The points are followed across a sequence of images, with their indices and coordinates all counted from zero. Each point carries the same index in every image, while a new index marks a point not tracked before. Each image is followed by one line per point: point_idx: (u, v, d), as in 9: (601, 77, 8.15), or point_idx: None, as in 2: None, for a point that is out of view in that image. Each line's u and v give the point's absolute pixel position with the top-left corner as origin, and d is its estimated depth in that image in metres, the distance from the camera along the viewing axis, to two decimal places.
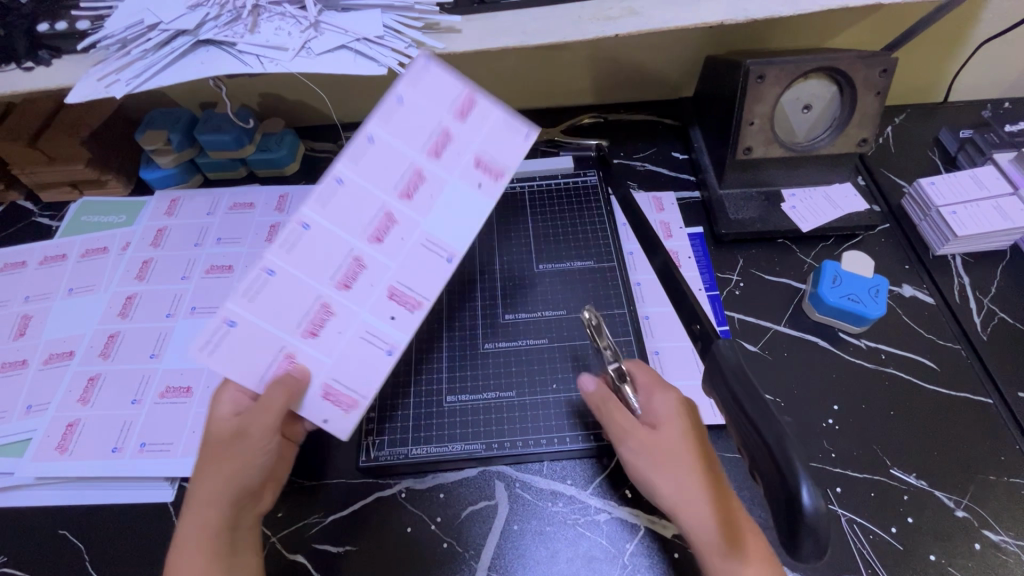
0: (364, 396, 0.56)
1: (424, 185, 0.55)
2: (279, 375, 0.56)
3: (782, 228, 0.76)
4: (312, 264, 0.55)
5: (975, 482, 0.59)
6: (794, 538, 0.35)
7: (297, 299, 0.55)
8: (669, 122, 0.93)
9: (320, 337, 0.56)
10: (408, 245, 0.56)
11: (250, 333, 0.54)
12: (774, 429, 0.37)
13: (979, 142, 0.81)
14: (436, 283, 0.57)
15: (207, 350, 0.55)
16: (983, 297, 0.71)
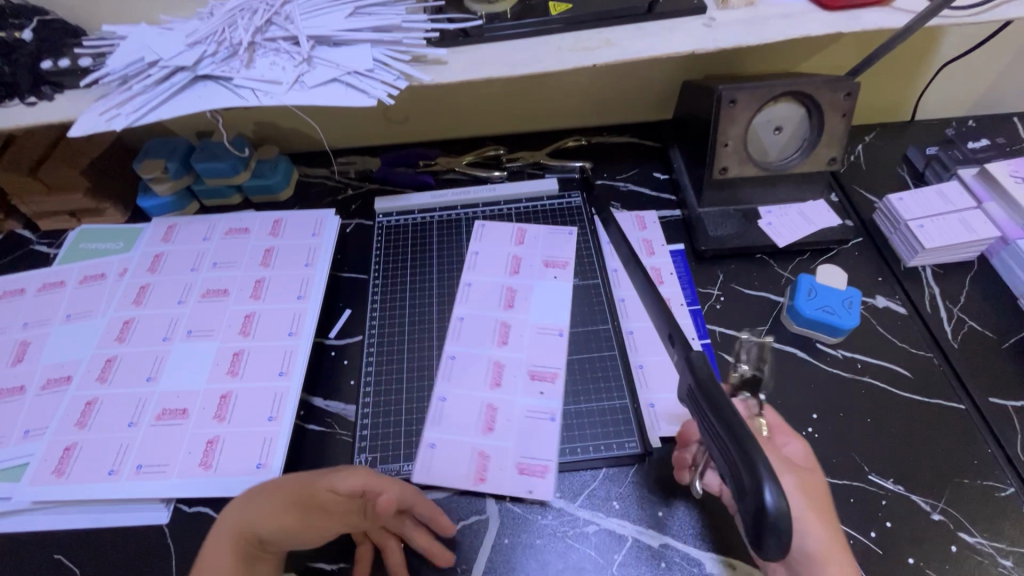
0: (547, 459, 0.63)
1: (518, 293, 0.76)
2: (481, 469, 0.63)
3: (759, 244, 0.79)
4: (469, 379, 0.69)
5: (950, 486, 0.61)
6: (759, 535, 0.37)
7: (469, 409, 0.66)
8: (650, 144, 0.96)
9: (496, 430, 0.65)
10: (527, 336, 0.72)
11: (449, 445, 0.64)
12: (738, 432, 0.40)
13: (944, 158, 0.85)
14: (561, 355, 0.70)
15: (424, 470, 0.63)
16: (953, 306, 0.74)
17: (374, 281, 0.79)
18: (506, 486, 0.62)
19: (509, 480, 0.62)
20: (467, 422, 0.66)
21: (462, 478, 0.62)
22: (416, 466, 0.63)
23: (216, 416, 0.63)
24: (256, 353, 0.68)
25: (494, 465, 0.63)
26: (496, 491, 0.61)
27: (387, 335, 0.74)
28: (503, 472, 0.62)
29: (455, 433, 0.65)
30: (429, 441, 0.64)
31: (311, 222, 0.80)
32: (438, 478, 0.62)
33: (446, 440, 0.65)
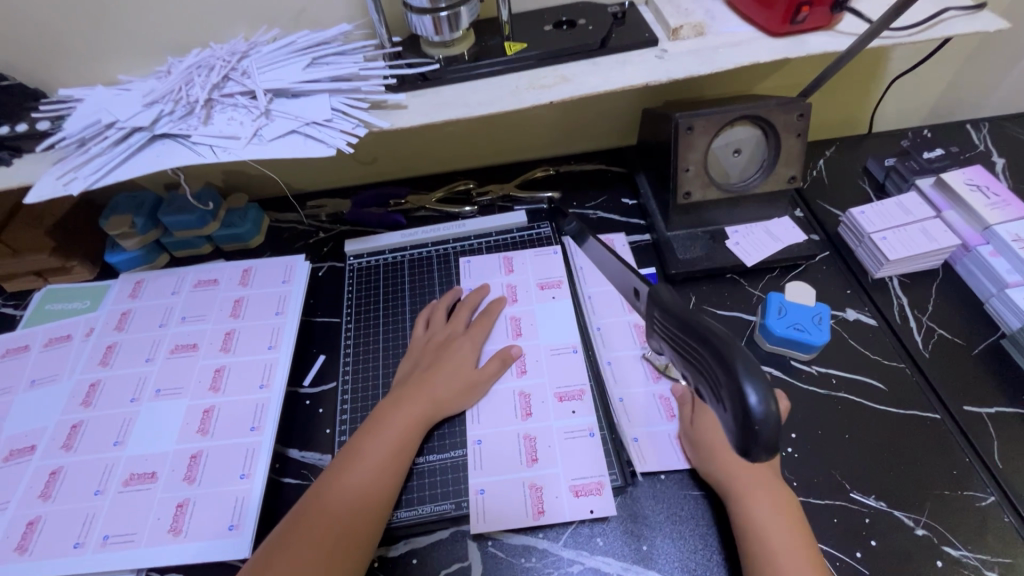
0: (600, 474, 0.63)
1: (522, 321, 0.76)
2: (535, 503, 0.62)
3: (728, 264, 0.80)
4: (499, 416, 0.68)
5: (932, 498, 0.61)
6: (731, 398, 0.34)
7: (507, 447, 0.65)
8: (617, 170, 0.98)
9: (540, 460, 0.64)
10: (544, 361, 0.72)
11: (499, 486, 0.63)
12: (715, 340, 0.36)
13: (902, 169, 0.87)
14: (580, 370, 0.71)
15: (479, 519, 0.61)
16: (921, 315, 0.75)
17: (347, 326, 0.78)
18: (566, 513, 0.61)
19: (568, 505, 0.61)
20: (509, 460, 0.65)
21: (522, 517, 0.61)
22: (472, 514, 0.61)
23: (186, 477, 0.61)
24: (227, 408, 0.66)
25: (549, 495, 0.62)
26: (559, 519, 0.60)
27: (360, 381, 0.73)
28: (560, 499, 0.61)
29: (502, 474, 0.64)
30: (478, 488, 0.63)
31: (281, 270, 0.80)
32: (501, 521, 0.61)
33: (493, 482, 0.63)
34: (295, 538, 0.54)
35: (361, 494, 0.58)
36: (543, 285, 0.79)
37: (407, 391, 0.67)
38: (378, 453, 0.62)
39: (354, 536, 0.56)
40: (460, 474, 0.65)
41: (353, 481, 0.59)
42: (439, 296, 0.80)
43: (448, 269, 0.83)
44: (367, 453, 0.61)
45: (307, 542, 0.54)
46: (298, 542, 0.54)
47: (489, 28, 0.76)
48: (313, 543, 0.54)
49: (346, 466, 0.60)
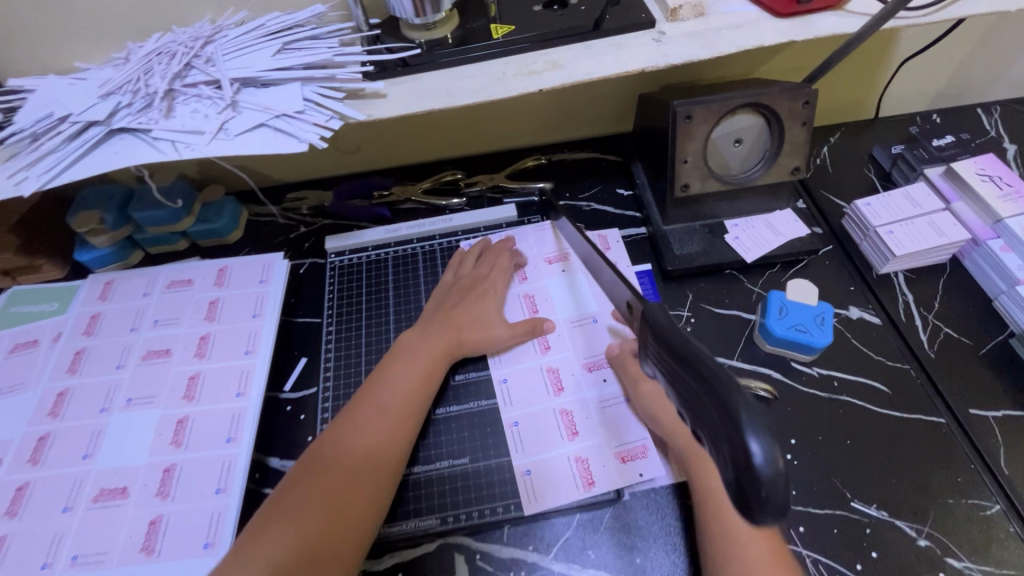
0: (641, 438, 0.62)
1: (539, 298, 0.74)
2: (587, 476, 0.61)
3: (727, 260, 0.76)
4: (529, 396, 0.67)
5: (935, 507, 0.59)
6: (731, 452, 0.32)
7: (544, 424, 0.64)
8: (612, 158, 0.93)
9: (581, 433, 0.63)
10: (568, 335, 0.71)
11: (546, 464, 0.62)
12: (715, 381, 0.33)
13: (909, 158, 0.83)
14: (603, 340, 0.70)
15: (534, 502, 0.60)
16: (927, 313, 0.72)
17: (327, 330, 0.74)
18: (617, 480, 0.60)
19: (617, 472, 0.60)
20: (548, 437, 0.64)
21: (571, 491, 0.60)
22: (523, 496, 0.60)
23: (158, 493, 0.58)
24: (202, 418, 0.63)
25: (596, 466, 0.61)
26: (610, 487, 0.60)
27: (342, 392, 0.69)
28: (607, 466, 0.61)
29: (544, 450, 0.63)
30: (524, 467, 0.62)
31: (258, 269, 0.76)
32: (556, 500, 0.60)
33: (538, 461, 0.62)
34: (312, 476, 0.55)
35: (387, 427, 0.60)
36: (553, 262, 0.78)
37: (423, 337, 0.68)
38: (391, 397, 0.62)
39: (372, 474, 0.57)
40: (501, 458, 0.63)
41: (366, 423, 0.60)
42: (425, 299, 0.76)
43: (435, 268, 0.79)
44: (379, 396, 0.62)
45: (324, 480, 0.55)
46: (316, 480, 0.55)
47: (474, 9, 0.71)
48: (328, 482, 0.55)
49: (358, 411, 0.61)
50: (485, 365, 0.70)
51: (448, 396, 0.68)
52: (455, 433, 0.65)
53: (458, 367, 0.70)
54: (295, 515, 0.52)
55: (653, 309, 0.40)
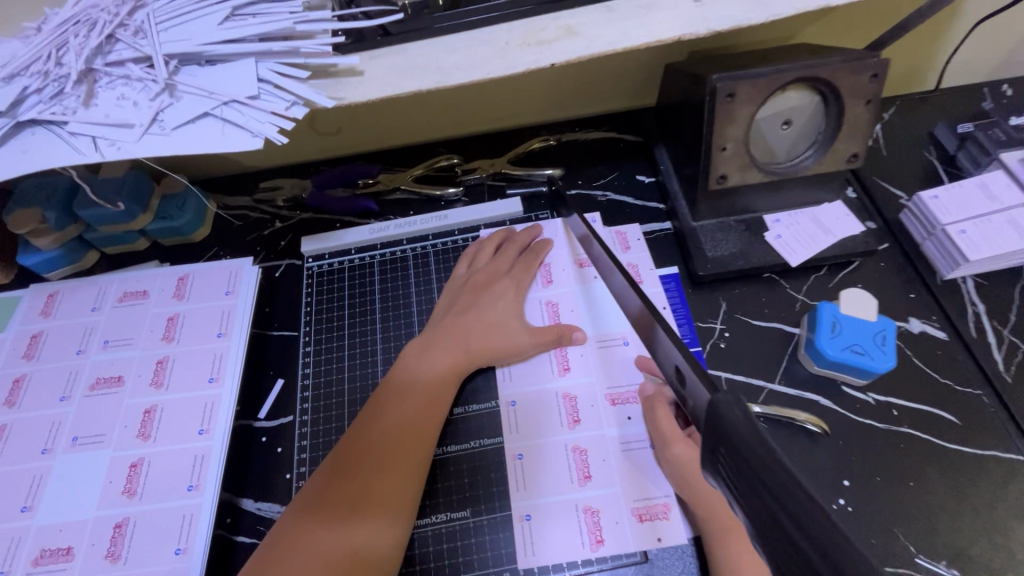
0: (664, 495, 0.53)
1: (561, 306, 0.64)
2: (594, 532, 0.52)
3: (767, 263, 0.66)
4: (539, 426, 0.57)
5: (1015, 566, 0.50)
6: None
7: (555, 461, 0.55)
8: (630, 139, 0.81)
9: (595, 477, 0.54)
10: (590, 357, 0.60)
11: (551, 510, 0.53)
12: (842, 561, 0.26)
13: (982, 139, 0.71)
14: (630, 367, 0.59)
15: (528, 552, 0.52)
16: (1001, 327, 0.62)
17: (304, 352, 0.64)
18: (629, 543, 0.51)
19: (632, 534, 0.51)
20: (557, 479, 0.54)
21: (577, 548, 0.51)
22: (517, 546, 0.52)
23: (108, 554, 0.50)
24: (159, 462, 0.55)
25: (608, 520, 0.52)
26: (621, 550, 0.51)
27: (322, 427, 0.60)
28: (621, 526, 0.52)
29: (550, 494, 0.54)
30: (525, 513, 0.53)
31: (224, 278, 0.66)
32: (556, 555, 0.51)
33: (542, 508, 0.53)
34: (339, 474, 0.51)
35: (397, 446, 0.52)
36: (583, 263, 0.66)
37: (442, 324, 0.62)
38: (417, 385, 0.57)
39: (402, 471, 0.52)
40: (497, 510, 0.54)
41: (393, 414, 0.55)
42: (416, 316, 0.65)
43: (428, 275, 0.68)
44: (403, 384, 0.57)
45: (354, 476, 0.51)
46: (347, 477, 0.51)
47: None
48: (358, 479, 0.51)
49: (384, 400, 0.56)
50: (494, 392, 0.60)
51: (445, 431, 0.58)
52: (456, 477, 0.56)
53: (457, 397, 0.60)
54: (328, 518, 0.49)
55: (728, 405, 0.31)
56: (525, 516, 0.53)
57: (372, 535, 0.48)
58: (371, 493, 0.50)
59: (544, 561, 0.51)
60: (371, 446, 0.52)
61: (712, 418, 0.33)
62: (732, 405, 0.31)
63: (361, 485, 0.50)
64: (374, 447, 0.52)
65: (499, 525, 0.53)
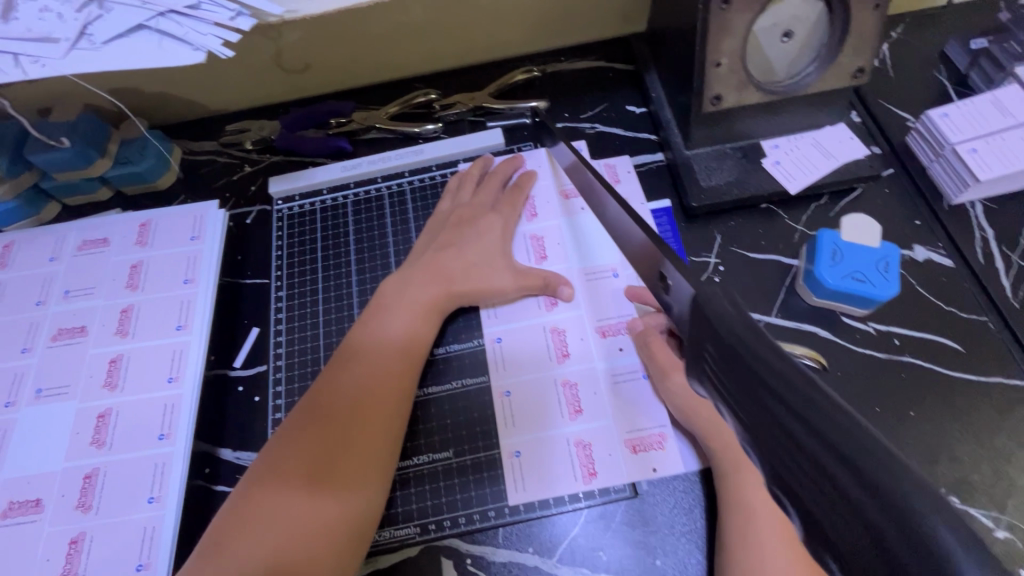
0: (658, 425, 0.51)
1: (546, 239, 0.61)
2: (585, 465, 0.50)
3: (764, 191, 0.62)
4: (527, 360, 0.55)
5: (1016, 493, 0.49)
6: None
7: (544, 395, 0.53)
8: (620, 67, 0.76)
9: (586, 411, 0.52)
10: (578, 289, 0.58)
11: (542, 444, 0.51)
12: (856, 448, 0.21)
13: (997, 54, 0.66)
14: (620, 299, 0.57)
15: (518, 488, 0.50)
16: (1010, 252, 0.58)
17: (277, 297, 0.61)
18: (622, 474, 0.50)
19: (625, 465, 0.50)
20: (547, 413, 0.52)
21: (569, 481, 0.50)
22: (508, 483, 0.51)
23: (79, 505, 0.48)
24: (127, 412, 0.52)
25: (600, 452, 0.51)
26: (614, 482, 0.50)
27: (298, 371, 0.57)
28: (614, 457, 0.50)
29: (539, 430, 0.52)
30: (515, 450, 0.52)
31: (188, 223, 0.62)
32: (546, 489, 0.50)
33: (532, 443, 0.52)
34: (301, 440, 0.47)
35: (366, 394, 0.50)
36: (567, 194, 0.62)
37: (409, 280, 0.57)
38: (384, 344, 0.53)
39: (370, 436, 0.48)
40: (484, 448, 0.52)
41: (358, 374, 0.51)
42: (393, 256, 0.62)
43: (404, 213, 0.64)
44: (370, 343, 0.53)
45: (316, 442, 0.47)
46: (308, 443, 0.47)
47: None
48: (322, 445, 0.47)
49: (348, 360, 0.52)
50: (478, 330, 0.57)
51: (425, 372, 0.56)
52: (440, 417, 0.54)
53: (438, 338, 0.57)
54: (294, 458, 0.46)
55: (717, 304, 0.29)
56: (513, 454, 0.51)
57: (338, 504, 0.45)
58: (337, 459, 0.47)
59: (534, 496, 0.50)
60: (340, 392, 0.50)
61: (697, 320, 0.30)
62: (723, 304, 0.29)
63: (325, 449, 0.47)
64: (341, 395, 0.49)
65: (489, 464, 0.51)
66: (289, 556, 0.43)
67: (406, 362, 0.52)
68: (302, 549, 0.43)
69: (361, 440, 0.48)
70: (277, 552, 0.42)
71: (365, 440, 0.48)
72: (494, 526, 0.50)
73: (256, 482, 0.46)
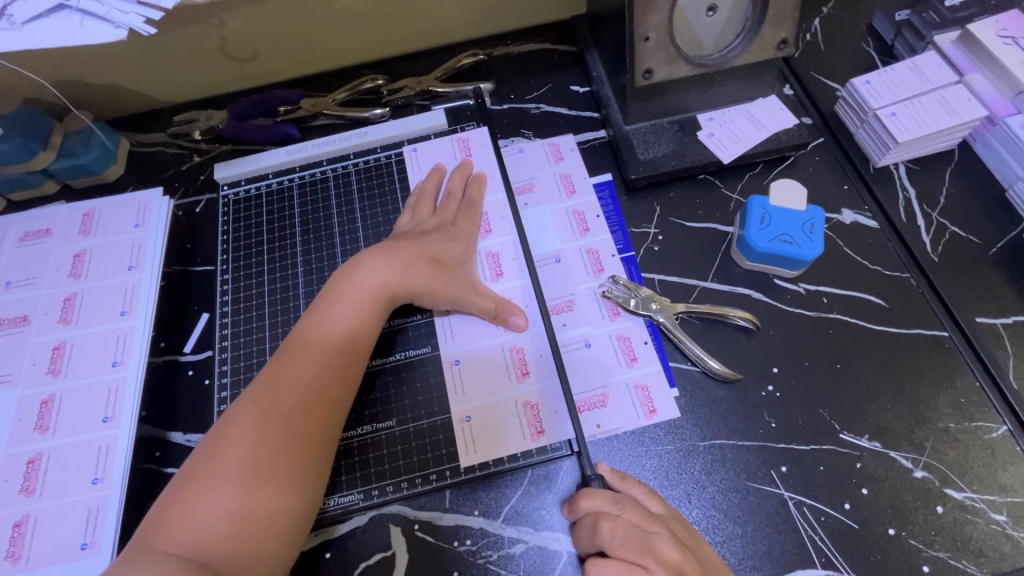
0: (603, 383, 0.54)
1: (492, 212, 0.63)
2: (531, 425, 0.52)
3: (700, 161, 0.64)
4: (477, 329, 0.56)
5: (933, 434, 0.51)
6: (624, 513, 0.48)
7: (492, 361, 0.55)
8: (563, 48, 0.77)
9: (534, 373, 0.54)
10: (522, 261, 0.60)
11: (490, 408, 0.53)
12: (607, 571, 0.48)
13: (918, 24, 0.69)
14: (567, 283, 0.60)
15: (468, 450, 0.52)
16: (931, 211, 0.61)
17: (222, 280, 0.61)
18: (568, 429, 0.51)
19: (571, 420, 0.52)
20: (496, 378, 0.54)
21: (519, 440, 0.51)
22: (459, 445, 0.52)
23: (22, 489, 0.48)
24: (72, 396, 0.52)
25: (548, 411, 0.52)
26: (560, 438, 0.51)
27: (243, 353, 0.57)
28: (560, 415, 0.52)
29: (487, 395, 0.53)
30: (465, 414, 0.53)
31: (131, 210, 0.62)
32: (496, 450, 0.51)
33: (481, 406, 0.53)
34: (243, 436, 0.47)
35: (305, 392, 0.49)
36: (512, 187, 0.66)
37: (354, 271, 0.55)
38: (331, 341, 0.52)
39: (313, 436, 0.49)
40: (434, 415, 0.53)
41: (294, 377, 0.50)
42: (338, 238, 0.63)
43: (349, 195, 0.65)
44: (309, 342, 0.52)
45: (247, 446, 0.47)
46: (250, 440, 0.47)
47: None
48: (262, 446, 0.47)
49: (294, 357, 0.51)
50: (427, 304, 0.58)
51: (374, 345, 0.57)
52: (389, 387, 0.55)
53: None
54: (227, 458, 0.46)
55: None
56: (460, 422, 0.53)
57: (276, 511, 0.46)
58: (279, 458, 0.47)
59: (482, 457, 0.51)
60: (277, 390, 0.49)
61: None
62: None
63: (258, 455, 0.46)
64: (279, 395, 0.49)
65: (435, 431, 0.53)
66: (223, 555, 0.43)
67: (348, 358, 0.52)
68: (238, 547, 0.44)
69: (297, 439, 0.48)
70: (214, 550, 0.43)
71: (301, 439, 0.48)
72: (440, 489, 0.51)
73: (193, 476, 0.46)
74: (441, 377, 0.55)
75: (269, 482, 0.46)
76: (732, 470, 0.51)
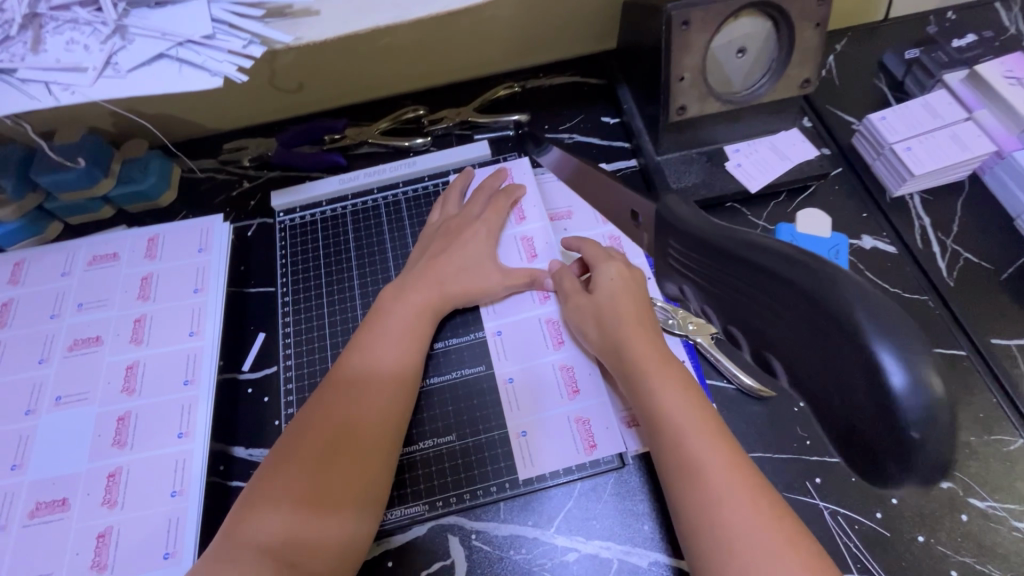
0: None
1: (535, 239, 0.66)
2: (585, 438, 0.55)
3: (728, 191, 0.68)
4: (528, 349, 0.60)
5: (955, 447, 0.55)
6: (875, 447, 0.29)
7: (543, 378, 0.58)
8: (593, 82, 0.82)
9: (584, 390, 0.57)
10: None
11: (545, 424, 0.56)
12: (821, 282, 0.29)
13: (927, 63, 0.74)
14: None
15: (528, 462, 0.55)
16: (945, 238, 0.66)
17: (282, 303, 0.64)
18: (618, 443, 0.55)
19: (621, 435, 0.55)
20: (549, 395, 0.57)
21: (573, 453, 0.55)
22: (517, 459, 0.55)
23: (104, 501, 0.51)
24: (146, 413, 0.55)
25: (599, 426, 0.56)
26: (612, 451, 0.55)
27: (306, 371, 0.60)
28: (612, 429, 0.55)
29: (543, 411, 0.57)
30: (520, 429, 0.56)
31: (194, 236, 0.66)
32: (552, 463, 0.55)
33: (536, 422, 0.56)
34: (298, 444, 0.51)
35: (362, 402, 0.53)
36: (555, 216, 0.68)
37: (402, 294, 0.60)
38: (382, 351, 0.56)
39: (370, 439, 0.51)
40: (489, 431, 0.57)
41: (352, 389, 0.54)
42: (391, 263, 0.66)
43: (400, 222, 0.69)
44: (364, 357, 0.56)
45: (306, 453, 0.50)
46: (305, 446, 0.50)
47: None
48: (323, 453, 0.50)
49: (348, 372, 0.55)
50: (479, 325, 0.62)
51: (427, 367, 0.60)
52: (446, 405, 0.58)
53: (436, 334, 0.62)
54: (296, 461, 0.50)
55: (678, 211, 0.38)
56: (513, 436, 0.56)
57: (343, 510, 0.48)
58: (335, 452, 0.50)
59: (540, 469, 0.55)
60: (335, 400, 0.53)
61: (670, 232, 0.38)
62: (682, 210, 0.38)
63: (319, 460, 0.50)
64: (336, 404, 0.53)
65: (491, 445, 0.56)
66: (297, 553, 0.46)
67: (398, 368, 0.56)
68: (309, 544, 0.46)
69: (357, 444, 0.51)
70: (285, 543, 0.46)
71: (362, 443, 0.51)
72: (496, 501, 0.54)
73: (260, 483, 0.49)
74: (495, 393, 0.58)
75: (329, 477, 0.49)
76: (770, 481, 0.55)
